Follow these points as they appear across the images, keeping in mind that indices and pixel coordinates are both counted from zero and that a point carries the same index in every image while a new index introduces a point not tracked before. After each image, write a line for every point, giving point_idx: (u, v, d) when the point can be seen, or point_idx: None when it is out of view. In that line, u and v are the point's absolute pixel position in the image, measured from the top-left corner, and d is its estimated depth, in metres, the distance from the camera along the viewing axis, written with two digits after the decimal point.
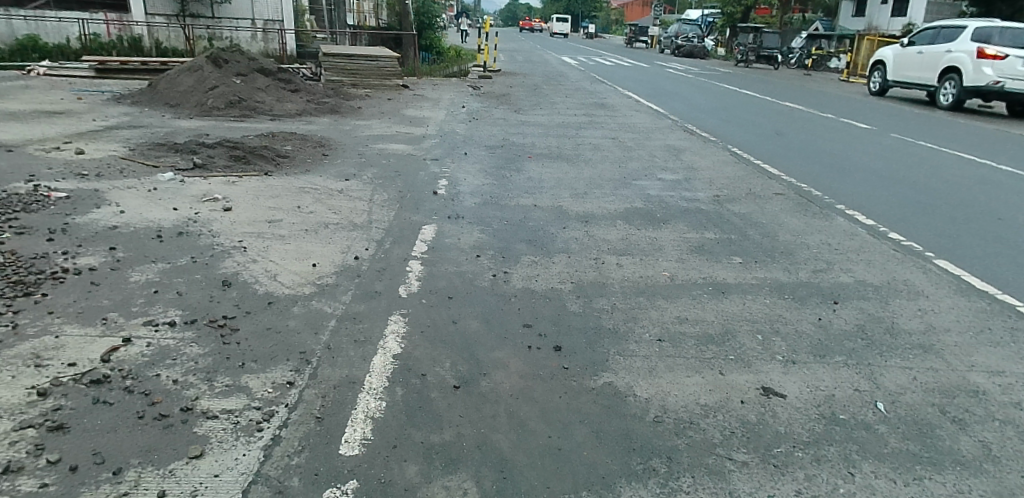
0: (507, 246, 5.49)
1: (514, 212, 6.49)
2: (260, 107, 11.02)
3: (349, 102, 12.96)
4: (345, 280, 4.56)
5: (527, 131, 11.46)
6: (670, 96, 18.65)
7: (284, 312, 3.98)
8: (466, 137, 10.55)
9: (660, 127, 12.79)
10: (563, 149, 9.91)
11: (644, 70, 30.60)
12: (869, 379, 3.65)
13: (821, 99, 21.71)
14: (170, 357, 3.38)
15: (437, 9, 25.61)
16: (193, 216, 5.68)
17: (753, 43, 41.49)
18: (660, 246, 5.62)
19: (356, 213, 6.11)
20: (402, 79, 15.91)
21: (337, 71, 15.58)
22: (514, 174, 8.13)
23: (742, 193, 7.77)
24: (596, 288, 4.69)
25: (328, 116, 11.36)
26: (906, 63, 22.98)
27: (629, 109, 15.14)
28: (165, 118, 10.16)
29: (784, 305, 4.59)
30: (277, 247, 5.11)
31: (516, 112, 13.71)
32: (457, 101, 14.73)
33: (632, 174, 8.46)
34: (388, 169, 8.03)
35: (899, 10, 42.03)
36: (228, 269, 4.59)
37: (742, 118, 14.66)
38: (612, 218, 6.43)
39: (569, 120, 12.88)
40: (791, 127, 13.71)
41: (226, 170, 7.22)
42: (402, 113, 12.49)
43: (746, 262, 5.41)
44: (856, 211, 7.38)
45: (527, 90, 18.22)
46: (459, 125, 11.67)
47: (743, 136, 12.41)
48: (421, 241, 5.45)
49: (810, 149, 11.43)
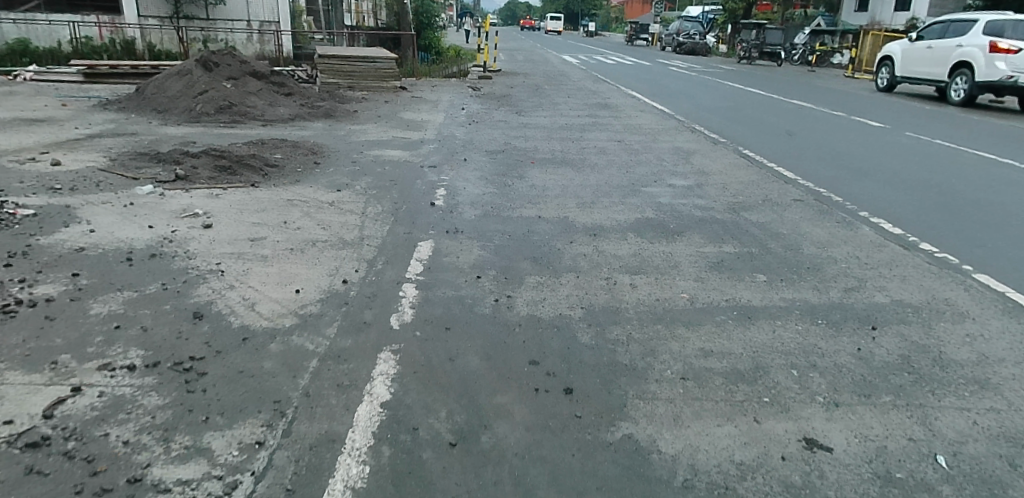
0: (509, 264, 5.04)
1: (516, 225, 6.04)
2: (251, 112, 10.59)
3: (345, 105, 12.52)
4: (331, 308, 4.12)
5: (529, 134, 11.02)
6: (674, 95, 18.14)
7: (260, 351, 3.54)
8: (466, 141, 10.11)
9: (667, 127, 12.35)
10: (567, 154, 9.47)
11: (647, 68, 30.03)
12: (924, 425, 3.21)
13: (830, 97, 21.17)
14: (123, 410, 2.95)
15: (436, 9, 25.18)
16: (170, 234, 5.24)
17: (756, 40, 40.95)
18: (675, 263, 5.18)
19: (347, 228, 5.67)
20: (400, 80, 15.50)
21: (334, 73, 15.15)
22: (516, 181, 7.70)
23: (759, 199, 7.32)
24: (609, 314, 4.24)
25: (322, 120, 10.94)
26: (914, 59, 22.47)
27: (634, 109, 14.71)
28: (152, 125, 9.75)
29: (818, 333, 4.14)
30: (257, 269, 4.67)
31: (517, 113, 13.29)
32: (457, 103, 14.28)
33: (641, 180, 8.01)
34: (382, 178, 7.59)
35: (904, 4, 41.42)
36: (201, 297, 4.15)
37: (751, 118, 14.15)
38: (622, 230, 5.99)
39: (572, 121, 12.46)
40: (802, 127, 13.22)
41: (210, 182, 6.79)
42: (400, 116, 12.04)
43: (771, 280, 4.95)
44: (882, 218, 6.91)
45: (529, 90, 17.81)
46: (458, 129, 11.24)
47: (754, 137, 11.90)
48: (416, 261, 5.00)
49: (825, 150, 10.95)
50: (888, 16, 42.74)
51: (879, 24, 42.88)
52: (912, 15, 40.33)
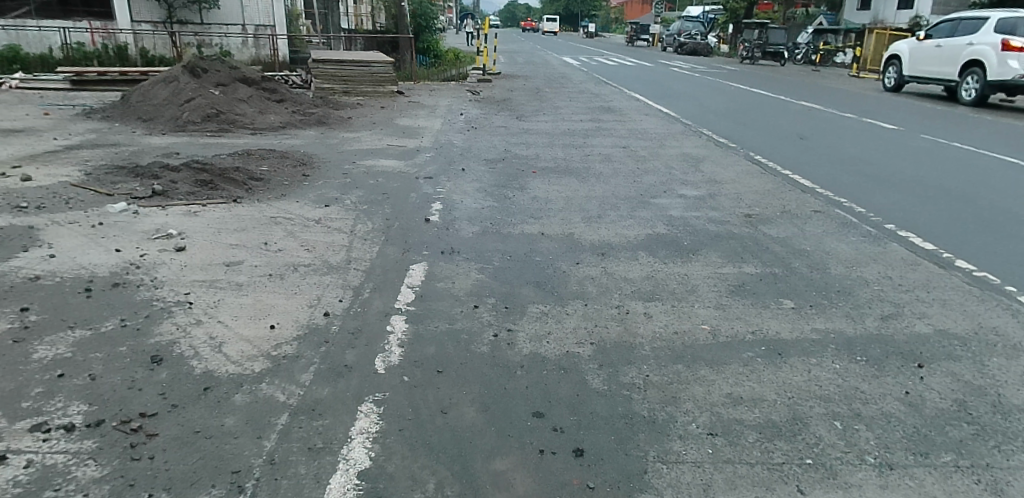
0: (510, 290, 4.58)
1: (517, 243, 5.57)
2: (240, 120, 10.16)
3: (339, 112, 12.08)
4: (309, 347, 3.66)
5: (529, 140, 10.56)
6: (679, 97, 17.66)
7: (223, 404, 3.09)
8: (464, 149, 9.65)
9: (674, 132, 11.88)
10: (570, 162, 9.00)
11: (650, 70, 29.52)
12: (996, 493, 2.73)
13: (838, 98, 20.67)
14: (52, 485, 2.53)
15: (435, 12, 24.75)
16: (138, 259, 4.78)
17: (759, 39, 40.43)
18: (691, 286, 4.71)
19: (332, 249, 5.21)
20: (397, 84, 15.06)
21: (329, 78, 14.73)
22: (517, 194, 7.22)
23: (777, 211, 6.84)
24: (621, 351, 3.78)
25: (314, 128, 10.49)
26: (922, 58, 21.98)
27: (638, 113, 14.25)
28: (135, 135, 9.31)
29: (857, 372, 3.67)
30: (230, 300, 4.21)
31: (518, 119, 12.84)
32: (455, 108, 13.84)
33: (650, 190, 7.54)
34: (374, 190, 7.13)
35: (906, 3, 40.77)
36: (163, 336, 3.70)
37: (759, 121, 13.65)
38: (631, 248, 5.52)
39: (575, 127, 12.00)
40: (813, 130, 12.73)
41: (189, 198, 6.33)
42: (395, 123, 11.59)
43: (799, 306, 4.48)
44: (909, 231, 6.41)
45: (529, 94, 17.36)
46: (456, 135, 10.79)
47: (764, 142, 11.40)
48: (407, 287, 4.54)
49: (840, 155, 10.45)
50: (892, 15, 41.95)
51: (883, 22, 42.39)
52: (916, 13, 39.86)
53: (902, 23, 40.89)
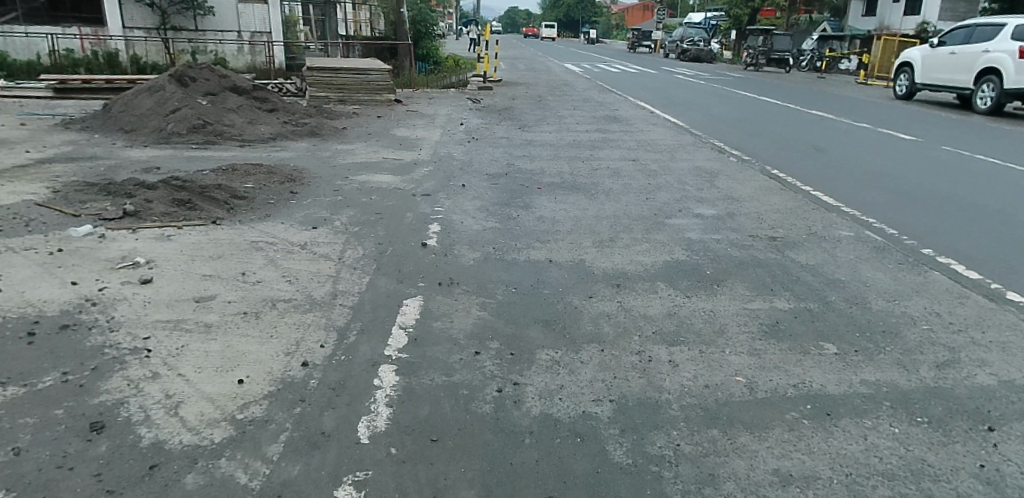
0: (515, 331, 4.04)
1: (522, 272, 5.04)
2: (228, 131, 9.69)
3: (334, 122, 11.60)
4: (282, 408, 3.13)
5: (533, 153, 10.06)
6: (685, 106, 17.17)
7: (169, 490, 2.56)
8: (465, 163, 9.14)
9: (683, 143, 11.39)
10: (576, 177, 8.50)
11: (653, 77, 29.08)
12: None
13: (848, 106, 20.17)
14: None
15: (434, 18, 24.31)
16: (95, 294, 4.26)
17: (764, 46, 39.99)
18: (719, 326, 4.18)
19: (316, 280, 4.69)
20: (395, 92, 14.57)
21: (324, 86, 14.25)
22: (521, 213, 6.71)
23: (803, 234, 6.32)
24: (645, 411, 3.24)
25: (306, 141, 10.00)
26: (936, 66, 21.53)
27: (645, 122, 13.78)
28: (115, 148, 8.82)
29: (922, 438, 3.13)
30: (196, 345, 3.68)
31: (521, 129, 12.35)
32: (455, 118, 13.35)
33: (664, 209, 7.02)
34: (367, 209, 6.62)
35: (913, 9, 40.40)
36: (110, 394, 3.17)
37: (772, 131, 13.17)
38: (649, 278, 4.99)
39: (580, 138, 11.52)
40: (829, 141, 12.24)
41: (163, 219, 5.82)
42: (392, 134, 11.09)
43: (843, 351, 3.95)
44: (949, 256, 5.89)
45: (532, 102, 16.90)
46: (456, 147, 10.29)
47: (778, 154, 10.89)
48: (400, 328, 4.00)
49: (860, 168, 9.95)
50: (898, 20, 41.68)
51: (889, 29, 41.95)
52: (923, 19, 39.43)
53: (909, 30, 40.45)
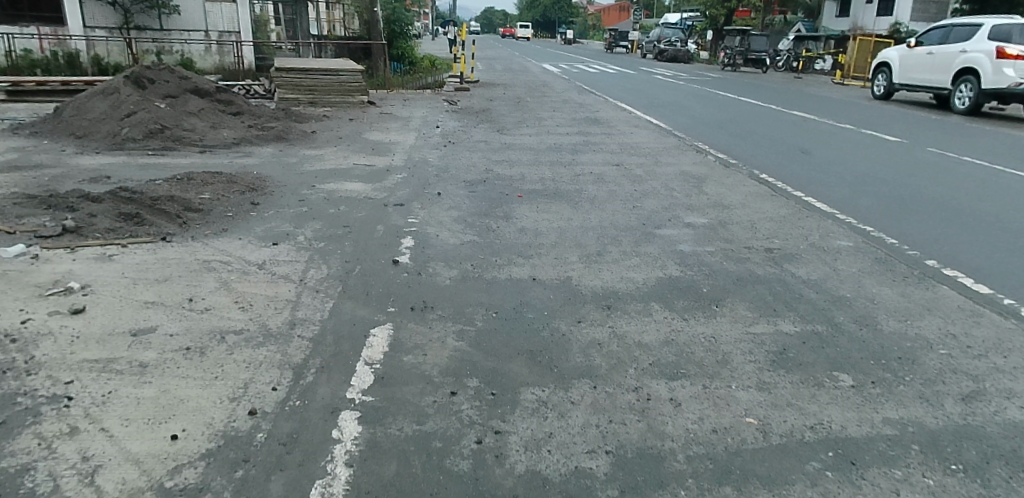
0: (497, 365, 3.59)
1: (503, 294, 4.59)
2: (188, 136, 9.15)
3: (302, 126, 11.07)
4: (221, 471, 2.64)
5: (513, 157, 9.63)
6: (667, 107, 16.88)
7: None
8: (441, 169, 8.68)
9: (667, 146, 11.04)
10: (558, 183, 8.09)
11: (632, 77, 28.89)
12: None
13: (827, 107, 20.06)
14: None
15: (409, 18, 23.81)
16: (17, 327, 3.73)
17: (741, 46, 40.03)
18: (723, 356, 3.77)
19: (273, 307, 4.20)
20: (368, 94, 14.07)
21: (293, 87, 13.70)
22: (501, 224, 6.27)
23: (800, 245, 5.97)
24: (647, 464, 2.81)
25: (272, 146, 9.47)
26: (913, 66, 21.51)
27: (627, 124, 13.43)
28: (64, 155, 8.21)
29: (962, 492, 2.74)
30: (127, 390, 3.17)
31: (499, 132, 11.91)
32: (431, 120, 12.88)
33: (653, 218, 6.64)
34: (335, 222, 6.12)
35: (886, 9, 40.67)
36: (14, 459, 2.66)
37: (756, 133, 12.87)
38: (642, 298, 4.58)
39: (560, 141, 11.12)
40: (815, 144, 11.97)
41: (107, 235, 5.28)
42: (365, 138, 10.59)
43: (860, 384, 3.57)
44: (956, 268, 5.56)
45: (510, 103, 16.47)
46: (432, 152, 9.83)
47: (766, 157, 10.58)
48: (365, 364, 3.52)
49: (850, 172, 9.67)
50: (871, 21, 41.94)
51: (862, 28, 42.25)
52: (896, 19, 39.78)
53: (882, 29, 40.79)
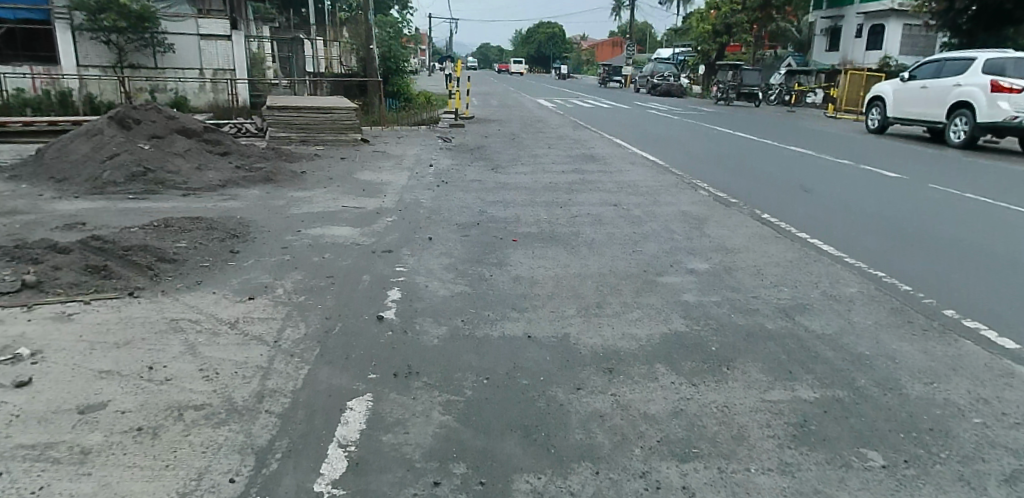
0: (487, 446, 3.20)
1: (495, 355, 4.22)
2: (172, 179, 8.87)
3: (292, 166, 10.81)
4: None
5: (507, 197, 9.34)
6: (663, 143, 16.69)
7: None
8: (433, 210, 8.37)
9: (666, 184, 10.77)
10: (554, 225, 7.78)
11: (627, 111, 28.92)
12: None
13: (824, 141, 19.95)
14: None
15: (404, 54, 23.82)
16: None
17: (734, 80, 40.28)
18: (738, 431, 3.39)
19: (241, 375, 3.83)
20: (361, 132, 13.91)
21: (285, 126, 13.49)
22: (494, 272, 5.92)
23: (811, 293, 5.62)
24: None
25: (258, 188, 9.17)
26: (907, 99, 21.47)
27: (624, 161, 13.20)
28: (40, 200, 7.91)
29: None
30: (63, 485, 2.79)
31: (493, 170, 11.65)
32: (425, 158, 12.63)
33: (654, 264, 6.30)
34: (318, 271, 5.78)
35: (875, 44, 40.98)
36: None
37: (755, 169, 12.63)
38: (646, 358, 4.20)
39: (556, 179, 10.85)
40: (815, 180, 11.72)
41: (71, 291, 4.92)
42: (356, 178, 10.32)
43: (893, 464, 3.18)
44: (978, 319, 5.20)
45: (505, 140, 16.28)
46: (424, 192, 9.54)
47: (767, 195, 10.31)
48: (338, 447, 3.14)
49: (854, 210, 9.37)
50: (860, 56, 42.16)
51: (853, 62, 42.60)
52: (886, 53, 40.13)
53: (872, 63, 41.15)
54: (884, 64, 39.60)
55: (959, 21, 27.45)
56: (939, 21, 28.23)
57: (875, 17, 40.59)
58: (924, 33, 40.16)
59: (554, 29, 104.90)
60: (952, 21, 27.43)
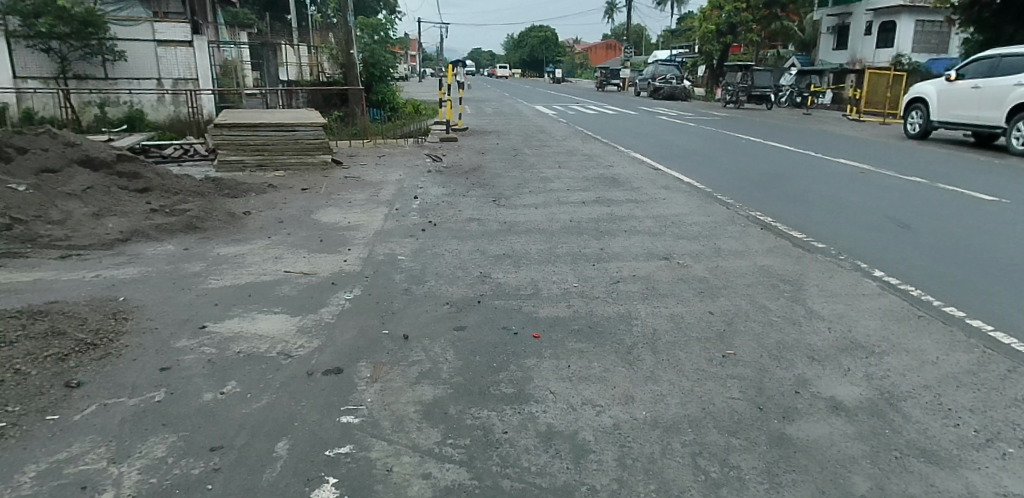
0: None
1: None
2: (49, 234, 6.49)
3: (236, 204, 8.45)
4: None
5: (517, 247, 6.97)
6: (691, 158, 14.33)
7: None
8: (414, 276, 5.94)
9: (717, 220, 8.40)
10: (589, 300, 5.37)
11: (637, 119, 26.55)
12: None
13: (869, 149, 17.60)
14: None
15: (390, 60, 21.42)
16: None
17: (743, 82, 37.54)
18: None
19: None
20: (331, 152, 11.53)
21: (238, 147, 11.18)
22: (511, 423, 3.45)
23: None
24: None
25: (176, 241, 6.80)
26: (955, 101, 19.11)
27: (653, 185, 10.86)
28: None
29: None
30: None
31: (494, 202, 9.28)
32: (409, 186, 10.26)
33: (768, 392, 3.86)
34: (200, 433, 3.30)
35: (886, 42, 38.62)
36: None
37: (817, 196, 10.31)
38: None
39: (576, 216, 8.50)
40: (899, 208, 9.40)
41: None
42: (316, 222, 7.93)
43: None
44: None
45: (505, 157, 13.92)
46: (405, 242, 7.13)
47: (856, 234, 7.98)
48: None
49: (983, 255, 7.04)
50: (870, 53, 39.85)
51: (862, 61, 40.29)
52: (897, 52, 37.84)
53: (883, 62, 38.87)
54: (895, 63, 37.36)
55: (984, 15, 25.02)
56: (961, 16, 25.88)
57: (885, 13, 38.32)
58: (938, 29, 37.90)
59: (545, 33, 102.75)
60: (976, 15, 25.02)
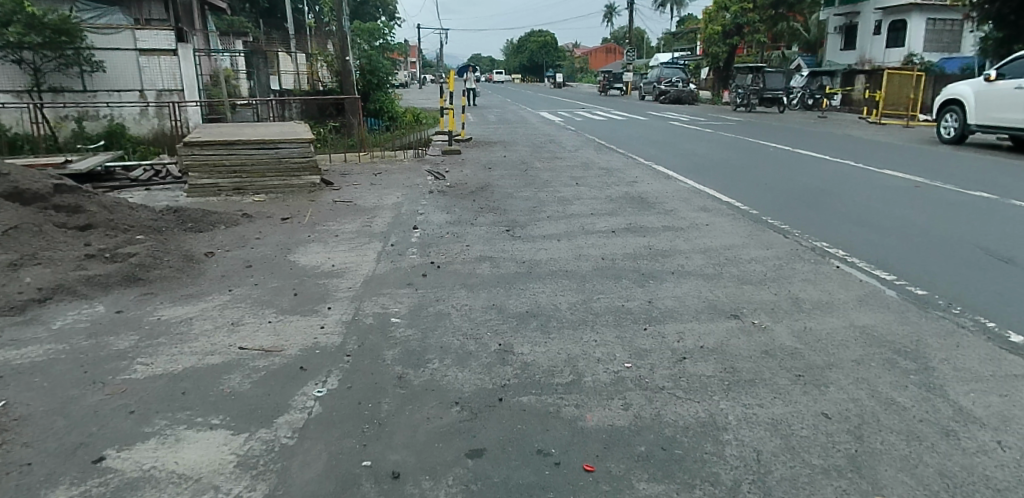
0: None
1: None
2: None
3: (199, 243, 7.02)
4: None
5: (543, 300, 5.51)
6: (723, 171, 12.83)
7: None
8: (410, 353, 4.46)
9: (780, 256, 6.91)
10: (653, 394, 3.89)
11: (649, 125, 25.09)
12: None
13: (912, 157, 16.06)
14: None
15: (388, 66, 20.00)
16: None
17: (754, 85, 36.08)
18: None
19: None
20: (318, 172, 10.08)
21: (213, 169, 9.74)
22: None
23: None
24: None
25: (109, 298, 5.35)
26: (995, 103, 17.55)
27: (688, 206, 9.39)
28: None
29: None
30: None
31: (507, 233, 7.83)
32: (407, 212, 8.83)
33: None
34: None
35: (895, 41, 36.93)
36: None
37: (884, 218, 8.78)
38: None
39: (606, 251, 7.05)
40: (990, 235, 7.88)
41: None
42: (292, 264, 6.49)
43: None
44: None
45: (513, 173, 12.50)
46: (401, 294, 5.68)
47: (959, 272, 6.47)
48: None
49: None
50: (880, 53, 38.20)
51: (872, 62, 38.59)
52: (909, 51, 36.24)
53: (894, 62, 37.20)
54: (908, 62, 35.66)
55: (1003, 12, 23.09)
56: (978, 14, 23.98)
57: (895, 12, 36.77)
58: (950, 27, 36.39)
59: (545, 38, 101.55)
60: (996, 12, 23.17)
